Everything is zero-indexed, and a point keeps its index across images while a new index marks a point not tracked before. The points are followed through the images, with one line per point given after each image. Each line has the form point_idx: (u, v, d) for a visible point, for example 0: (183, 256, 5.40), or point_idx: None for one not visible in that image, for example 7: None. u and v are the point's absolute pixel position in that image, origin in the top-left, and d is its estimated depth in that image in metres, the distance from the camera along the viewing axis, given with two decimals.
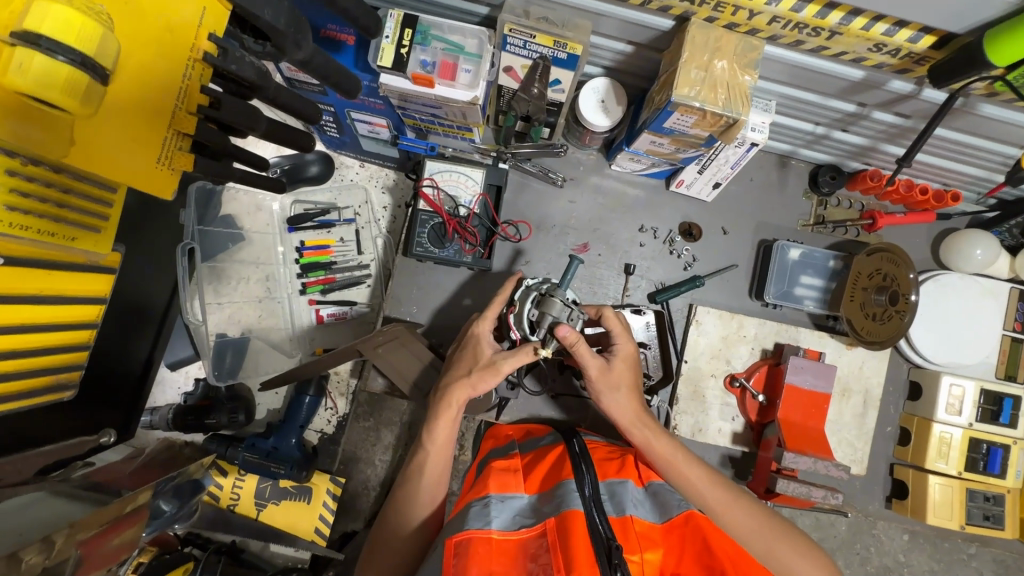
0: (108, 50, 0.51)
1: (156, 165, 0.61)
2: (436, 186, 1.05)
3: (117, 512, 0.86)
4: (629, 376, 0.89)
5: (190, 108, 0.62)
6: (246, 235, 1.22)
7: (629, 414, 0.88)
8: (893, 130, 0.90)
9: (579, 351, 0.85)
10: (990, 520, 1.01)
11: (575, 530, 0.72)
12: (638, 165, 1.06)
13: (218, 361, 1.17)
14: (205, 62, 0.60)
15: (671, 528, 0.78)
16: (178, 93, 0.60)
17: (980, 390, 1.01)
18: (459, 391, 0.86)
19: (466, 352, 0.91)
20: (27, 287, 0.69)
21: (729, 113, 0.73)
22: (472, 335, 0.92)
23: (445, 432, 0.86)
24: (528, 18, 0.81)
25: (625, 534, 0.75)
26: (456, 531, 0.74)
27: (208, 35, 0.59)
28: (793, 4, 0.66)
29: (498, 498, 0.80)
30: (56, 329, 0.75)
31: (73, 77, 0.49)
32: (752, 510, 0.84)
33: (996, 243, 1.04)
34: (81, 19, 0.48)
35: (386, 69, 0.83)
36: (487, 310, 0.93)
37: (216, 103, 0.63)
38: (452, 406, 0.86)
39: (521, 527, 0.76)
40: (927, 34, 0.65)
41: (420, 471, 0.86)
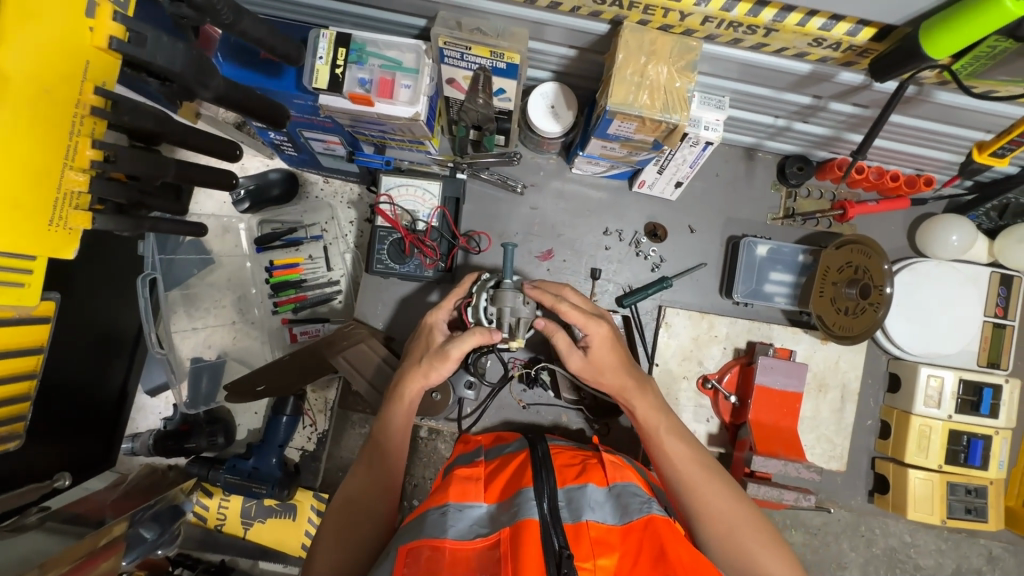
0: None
1: (49, 226, 0.60)
2: (393, 202, 1.04)
3: (89, 547, 0.91)
4: (613, 356, 0.88)
5: (81, 164, 0.61)
6: (216, 258, 1.24)
7: (614, 385, 0.88)
8: (853, 119, 0.87)
9: (556, 341, 0.89)
10: (972, 513, 0.98)
11: (526, 542, 0.72)
12: (597, 168, 1.04)
13: (195, 385, 1.20)
14: (95, 116, 0.60)
15: (629, 530, 0.76)
16: (68, 149, 0.59)
17: (959, 380, 0.99)
18: (414, 381, 0.89)
19: (419, 341, 0.92)
20: None
21: (666, 118, 0.71)
22: (424, 324, 0.93)
23: (400, 418, 0.89)
24: (462, 29, 0.79)
25: (578, 539, 0.75)
26: (411, 537, 0.77)
27: (94, 89, 0.59)
28: (723, 4, 0.63)
29: (456, 507, 0.81)
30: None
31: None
32: (731, 498, 0.80)
33: (972, 228, 1.00)
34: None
35: (323, 91, 0.81)
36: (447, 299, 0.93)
37: (112, 156, 0.63)
38: (405, 400, 0.89)
39: (476, 537, 0.77)
40: (866, 26, 0.62)
41: (375, 460, 0.87)
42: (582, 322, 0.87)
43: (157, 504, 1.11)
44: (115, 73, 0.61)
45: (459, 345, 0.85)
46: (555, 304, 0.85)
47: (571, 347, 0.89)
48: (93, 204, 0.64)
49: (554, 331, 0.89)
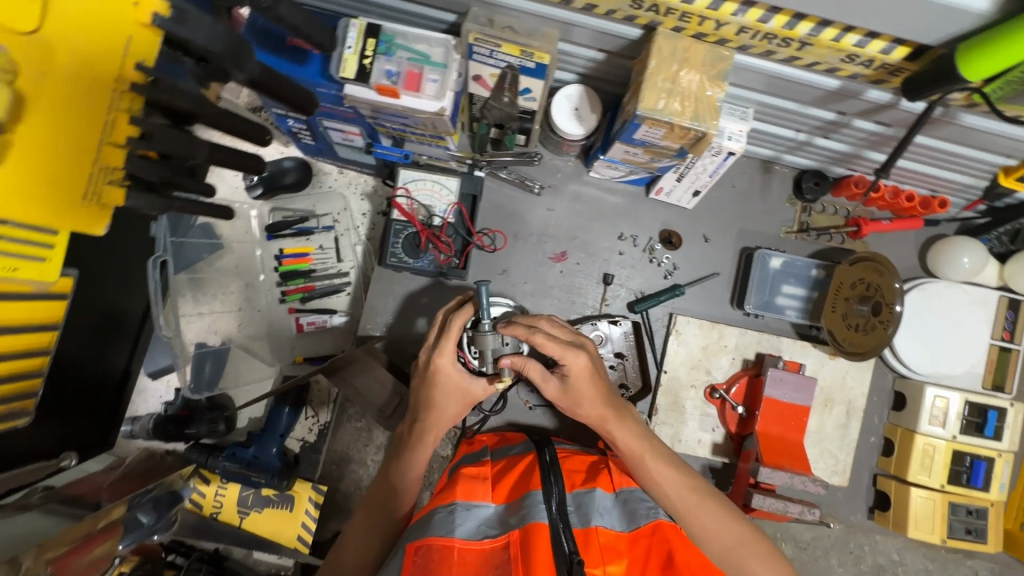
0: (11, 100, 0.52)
1: (82, 203, 0.59)
2: (410, 196, 1.04)
3: (84, 530, 0.87)
4: (589, 387, 0.83)
5: (118, 141, 0.59)
6: (226, 243, 1.22)
7: (595, 416, 0.85)
8: (875, 137, 0.87)
9: (529, 373, 0.82)
10: (972, 534, 0.99)
11: (537, 542, 0.73)
12: (615, 172, 1.04)
13: (199, 370, 1.19)
14: (133, 92, 0.58)
15: (637, 537, 0.78)
16: (105, 125, 0.58)
17: (965, 402, 0.99)
18: (440, 421, 0.87)
19: (432, 391, 0.85)
20: None
21: (696, 126, 0.71)
22: (434, 370, 0.85)
23: (421, 461, 0.87)
24: (494, 26, 0.79)
25: (587, 545, 0.75)
26: (419, 536, 0.77)
27: (135, 65, 0.58)
28: (760, 15, 0.63)
29: (465, 506, 0.81)
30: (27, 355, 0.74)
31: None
32: (718, 513, 0.83)
33: (983, 251, 1.01)
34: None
35: (350, 81, 0.81)
36: (445, 341, 0.84)
37: (149, 134, 0.60)
38: (428, 441, 0.87)
39: (486, 537, 0.77)
40: (900, 45, 0.63)
41: (388, 497, 0.86)
42: (559, 353, 0.80)
43: (156, 488, 1.08)
44: (159, 49, 0.60)
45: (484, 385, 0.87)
46: (529, 336, 0.80)
47: (545, 377, 0.83)
48: (128, 180, 0.62)
49: (524, 366, 0.81)
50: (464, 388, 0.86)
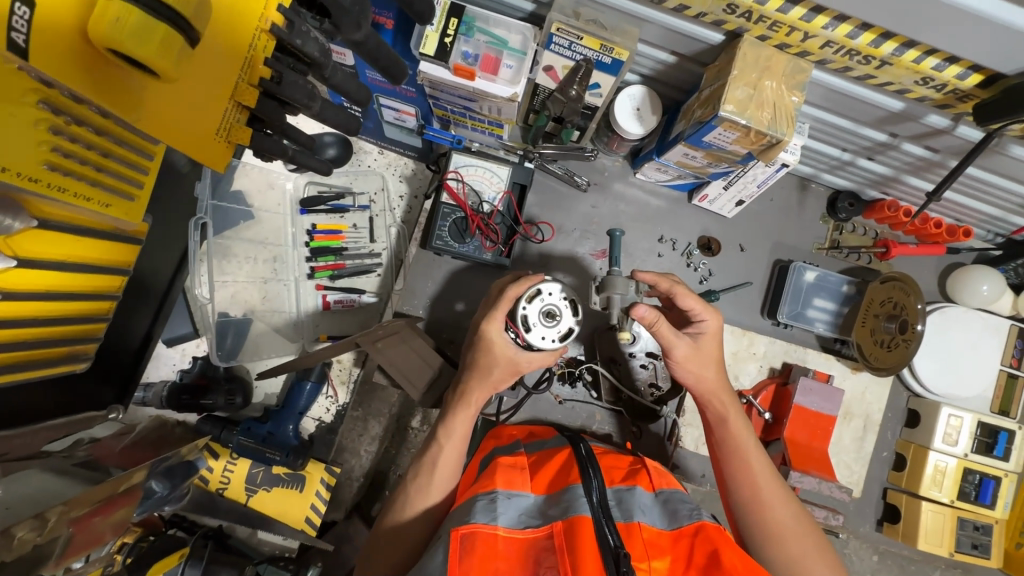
0: (201, 13, 0.46)
1: (216, 137, 0.56)
2: (461, 179, 1.04)
3: (111, 489, 0.82)
4: (715, 349, 0.87)
5: (253, 80, 0.56)
6: (256, 213, 1.19)
7: (710, 385, 0.87)
8: (920, 162, 0.92)
9: (661, 329, 0.83)
10: (977, 549, 1.04)
11: (583, 538, 0.70)
12: (663, 176, 1.06)
13: (220, 340, 1.14)
14: (272, 33, 0.54)
15: (680, 536, 0.76)
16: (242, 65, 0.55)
17: (977, 422, 1.04)
18: (481, 389, 0.85)
19: (479, 355, 0.84)
20: (68, 255, 0.66)
21: (772, 133, 0.74)
22: (482, 336, 0.82)
23: (462, 427, 0.86)
24: (578, 19, 0.80)
25: (631, 539, 0.74)
26: (462, 522, 0.74)
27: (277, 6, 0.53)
28: (849, 31, 0.66)
29: (505, 495, 0.79)
30: (87, 298, 0.72)
31: (169, 35, 0.44)
32: (800, 520, 0.79)
33: (1001, 281, 1.07)
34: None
35: (428, 58, 0.80)
36: (496, 308, 0.82)
37: (278, 77, 0.57)
38: (472, 405, 0.85)
39: (527, 527, 0.75)
40: (976, 72, 0.66)
41: (433, 468, 0.85)
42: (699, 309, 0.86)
43: (172, 458, 1.03)
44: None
45: (530, 357, 0.83)
46: (671, 287, 0.85)
47: (678, 334, 0.84)
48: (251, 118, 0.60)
49: (658, 320, 0.82)
50: (509, 356, 0.83)
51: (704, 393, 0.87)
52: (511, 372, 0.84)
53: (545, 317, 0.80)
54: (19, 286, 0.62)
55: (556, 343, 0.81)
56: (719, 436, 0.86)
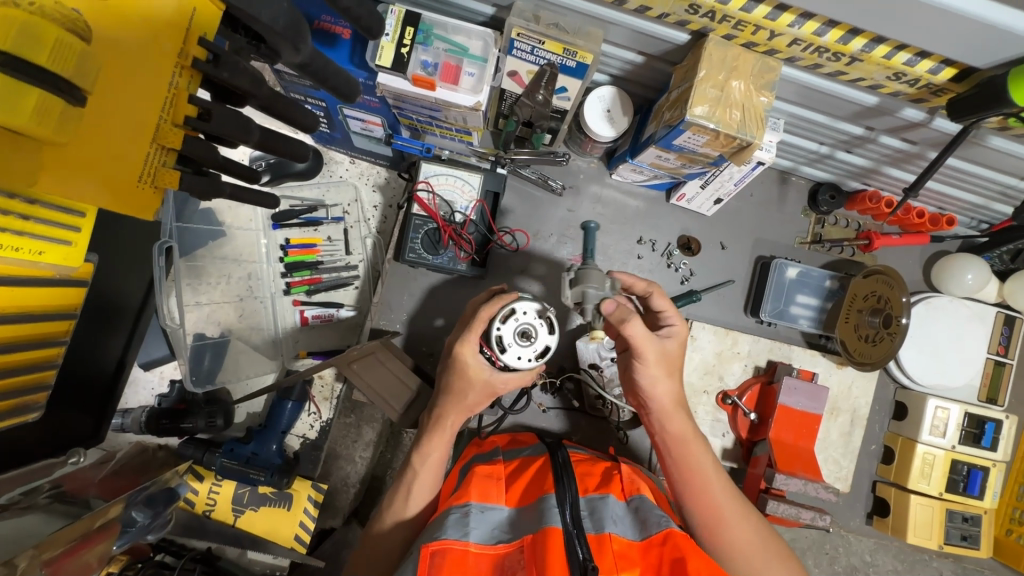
0: (85, 68, 0.44)
1: (136, 183, 0.50)
2: (432, 190, 1.01)
3: (85, 527, 0.81)
4: (677, 357, 0.82)
5: (177, 120, 0.52)
6: (228, 231, 1.13)
7: (666, 400, 0.83)
8: (899, 154, 0.90)
9: (634, 330, 0.76)
10: (967, 540, 1.04)
11: (549, 547, 0.67)
12: (639, 177, 1.03)
13: (196, 363, 1.08)
14: (195, 69, 0.51)
15: (649, 546, 0.72)
16: (164, 105, 0.50)
17: (964, 413, 1.03)
18: (455, 411, 0.83)
19: (454, 380, 0.82)
20: (9, 307, 0.65)
21: (742, 135, 0.71)
22: (457, 360, 0.80)
23: (438, 453, 0.84)
24: (539, 23, 0.77)
25: (600, 552, 0.70)
26: (433, 538, 0.72)
27: (199, 40, 0.50)
28: (816, 28, 0.64)
29: (479, 508, 0.77)
30: (29, 347, 0.69)
31: (44, 99, 0.41)
32: (761, 539, 0.78)
33: (986, 269, 1.05)
34: (53, 32, 0.41)
35: (385, 69, 0.77)
36: (470, 330, 0.79)
37: (206, 114, 0.53)
38: (447, 429, 0.84)
39: (499, 543, 0.73)
40: (948, 66, 0.64)
41: (409, 492, 0.84)
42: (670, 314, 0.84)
43: (151, 486, 1.00)
44: (220, 28, 0.53)
45: (505, 378, 0.81)
46: (649, 290, 0.84)
47: (651, 336, 0.77)
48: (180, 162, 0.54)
49: (628, 317, 0.76)
50: (485, 379, 0.80)
51: (660, 409, 0.83)
52: (487, 394, 0.83)
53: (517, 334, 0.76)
54: None
55: (532, 363, 0.78)
56: (677, 457, 0.83)
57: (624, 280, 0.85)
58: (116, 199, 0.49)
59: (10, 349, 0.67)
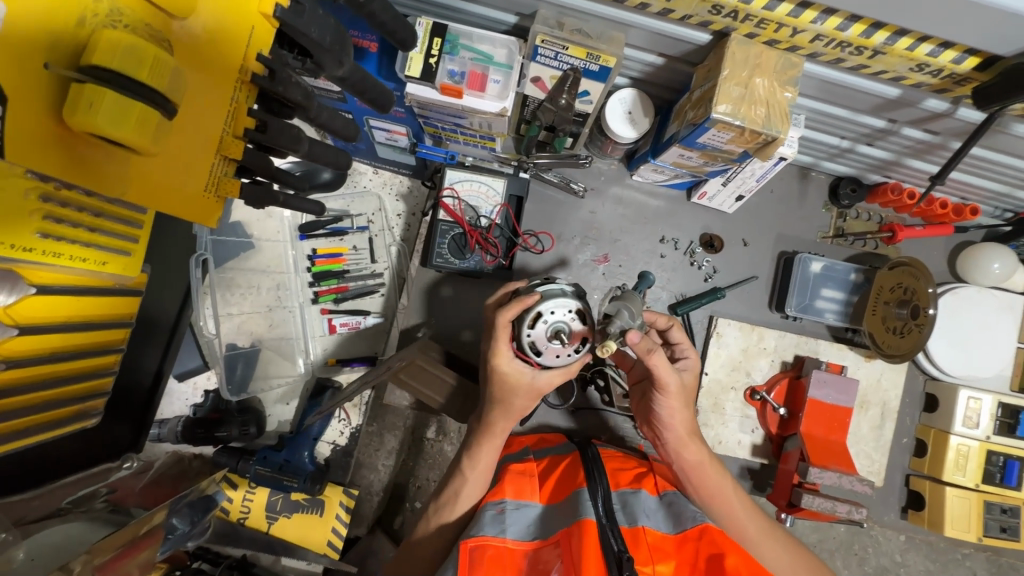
0: (178, 84, 0.46)
1: (202, 191, 0.53)
2: (457, 196, 1.03)
3: (132, 533, 0.82)
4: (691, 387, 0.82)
5: (237, 131, 0.54)
6: (256, 242, 1.18)
7: (684, 430, 0.81)
8: (921, 146, 0.90)
9: (658, 360, 0.74)
10: (1007, 532, 1.02)
11: (585, 544, 0.68)
12: (660, 176, 1.05)
13: (230, 372, 1.15)
14: (254, 83, 0.53)
15: (684, 539, 0.74)
16: (226, 117, 0.52)
17: (998, 403, 1.02)
18: (503, 418, 0.80)
19: (496, 389, 0.77)
20: (60, 315, 0.65)
21: (767, 131, 0.73)
22: (493, 371, 0.75)
23: (487, 460, 0.83)
24: (562, 29, 0.79)
25: (635, 545, 0.72)
26: (469, 535, 0.73)
27: (258, 56, 0.52)
28: (839, 23, 0.65)
29: (514, 505, 0.78)
30: (83, 355, 0.71)
31: (144, 113, 0.43)
32: (789, 552, 0.82)
33: (1013, 257, 1.04)
34: (153, 53, 0.42)
35: (414, 80, 0.80)
36: (496, 341, 0.73)
37: (262, 126, 0.56)
38: (497, 435, 0.82)
39: (533, 538, 0.75)
40: (971, 55, 0.65)
41: (455, 498, 0.84)
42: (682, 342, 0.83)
43: (190, 494, 1.03)
44: (273, 43, 0.54)
45: (547, 376, 0.76)
46: (672, 325, 0.83)
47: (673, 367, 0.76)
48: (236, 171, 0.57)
49: (653, 348, 0.74)
50: (528, 382, 0.76)
51: (677, 439, 0.81)
52: (534, 397, 0.78)
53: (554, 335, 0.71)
54: (18, 352, 0.62)
55: (573, 356, 0.74)
56: (695, 485, 0.82)
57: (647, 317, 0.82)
58: (187, 208, 0.52)
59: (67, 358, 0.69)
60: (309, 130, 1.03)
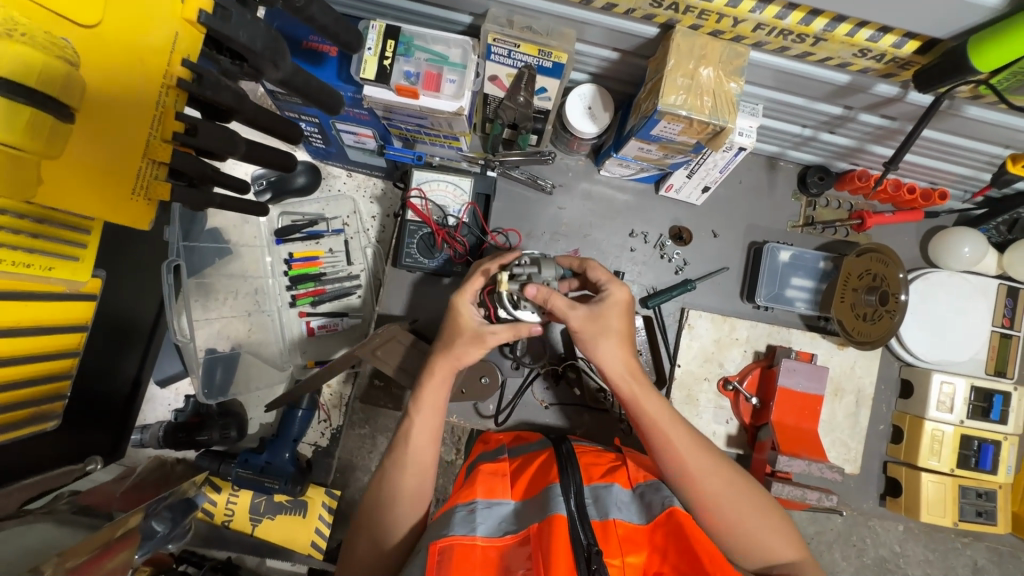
0: (73, 89, 0.48)
1: (130, 197, 0.55)
2: (424, 196, 1.04)
3: (105, 538, 0.81)
4: (618, 321, 0.81)
5: (166, 136, 0.56)
6: (234, 248, 1.18)
7: (619, 369, 0.81)
8: (880, 131, 0.90)
9: (555, 304, 0.78)
10: (982, 516, 1.02)
11: (556, 539, 0.67)
12: (626, 171, 1.05)
13: (209, 377, 1.13)
14: (180, 88, 0.55)
15: (655, 528, 0.73)
16: (151, 123, 0.54)
17: (971, 387, 1.02)
18: (443, 360, 0.83)
19: (446, 328, 0.85)
20: (10, 320, 0.69)
21: (714, 121, 0.74)
22: (451, 308, 0.85)
23: (431, 397, 0.83)
24: (513, 27, 0.80)
25: (605, 538, 0.71)
26: (439, 535, 0.70)
27: (181, 60, 0.54)
28: (777, 11, 0.66)
29: (484, 504, 0.76)
30: (37, 359, 0.75)
31: (36, 117, 0.46)
32: (752, 496, 0.77)
33: (983, 241, 1.04)
34: (42, 58, 0.45)
35: (369, 82, 0.80)
36: (469, 282, 0.86)
37: (191, 130, 0.57)
38: (439, 373, 0.84)
39: (505, 534, 0.72)
40: (911, 39, 0.65)
41: (406, 438, 0.81)
42: (604, 279, 0.84)
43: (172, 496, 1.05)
44: (201, 48, 0.57)
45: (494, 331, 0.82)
46: (584, 263, 0.87)
47: (571, 305, 0.79)
48: (170, 175, 0.59)
49: (550, 295, 0.78)
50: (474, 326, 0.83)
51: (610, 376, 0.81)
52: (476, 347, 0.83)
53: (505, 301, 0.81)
54: None
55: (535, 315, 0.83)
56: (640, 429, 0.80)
57: (564, 262, 0.90)
58: (111, 212, 0.54)
59: (13, 362, 0.72)
60: (273, 141, 1.05)
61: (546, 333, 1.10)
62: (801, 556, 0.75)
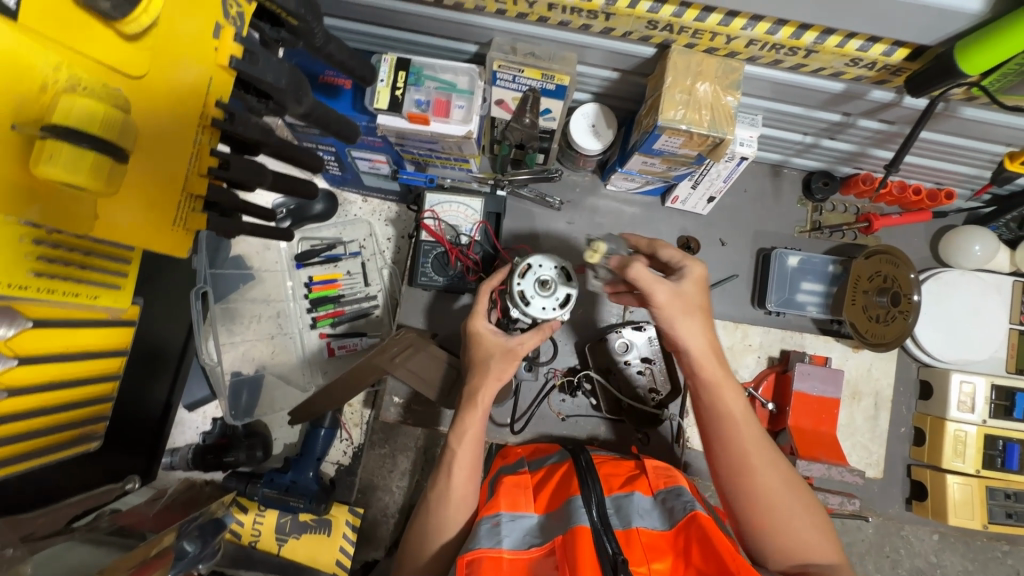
0: (129, 133, 0.53)
1: (172, 227, 0.60)
2: (437, 217, 1.07)
3: (143, 554, 0.84)
4: (704, 300, 0.78)
5: (202, 170, 0.62)
6: (256, 274, 1.24)
7: (704, 345, 0.77)
8: (880, 135, 0.92)
9: (640, 275, 0.75)
10: (1013, 518, 1.00)
11: (580, 547, 0.68)
12: (631, 184, 1.08)
13: (235, 399, 1.20)
14: (214, 126, 0.61)
15: (678, 532, 0.73)
16: (190, 160, 0.60)
17: (991, 386, 1.01)
18: (486, 383, 0.85)
19: (474, 353, 0.89)
20: (56, 347, 0.74)
21: (714, 133, 0.76)
22: (472, 333, 0.90)
23: (473, 429, 0.83)
24: (516, 54, 0.84)
25: (629, 545, 0.72)
26: (467, 548, 0.72)
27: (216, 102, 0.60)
28: (768, 28, 0.69)
29: (509, 517, 0.78)
30: (78, 382, 0.80)
31: (98, 159, 0.50)
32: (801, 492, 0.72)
33: (994, 239, 1.04)
34: (101, 108, 0.50)
35: (383, 111, 0.85)
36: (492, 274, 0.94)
37: (224, 163, 0.63)
38: (478, 406, 0.84)
39: (531, 547, 0.73)
40: (900, 47, 0.68)
41: (451, 469, 0.81)
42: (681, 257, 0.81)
43: (201, 518, 1.06)
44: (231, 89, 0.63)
45: (522, 339, 0.87)
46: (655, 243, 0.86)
47: (659, 279, 0.75)
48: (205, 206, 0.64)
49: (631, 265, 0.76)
50: (501, 343, 0.87)
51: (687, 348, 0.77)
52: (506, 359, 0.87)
53: (516, 297, 0.88)
54: (25, 380, 0.72)
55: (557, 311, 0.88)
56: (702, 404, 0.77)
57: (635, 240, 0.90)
58: (157, 242, 0.59)
59: (56, 387, 0.76)
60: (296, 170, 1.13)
61: (560, 345, 1.12)
62: (839, 562, 0.70)
